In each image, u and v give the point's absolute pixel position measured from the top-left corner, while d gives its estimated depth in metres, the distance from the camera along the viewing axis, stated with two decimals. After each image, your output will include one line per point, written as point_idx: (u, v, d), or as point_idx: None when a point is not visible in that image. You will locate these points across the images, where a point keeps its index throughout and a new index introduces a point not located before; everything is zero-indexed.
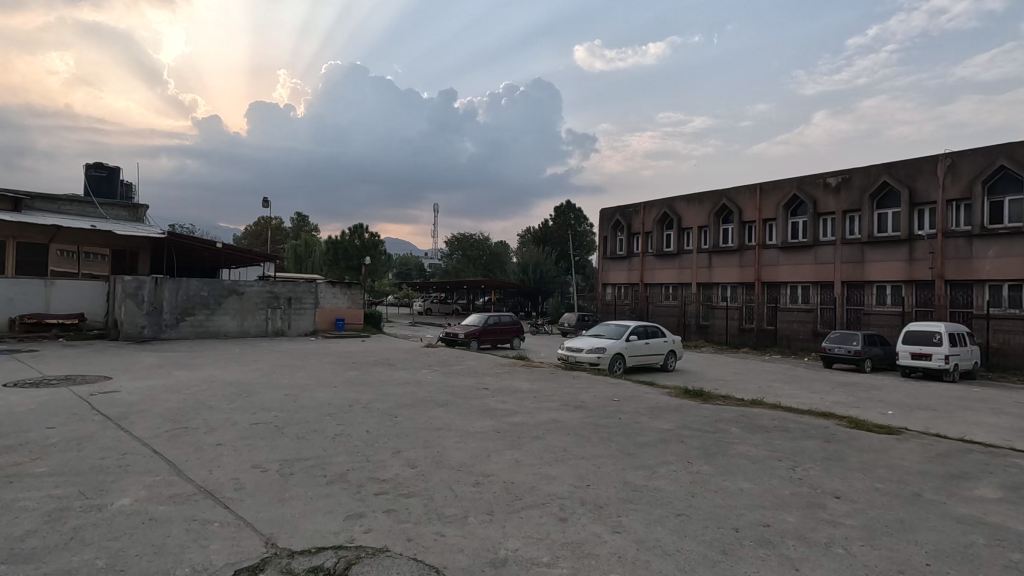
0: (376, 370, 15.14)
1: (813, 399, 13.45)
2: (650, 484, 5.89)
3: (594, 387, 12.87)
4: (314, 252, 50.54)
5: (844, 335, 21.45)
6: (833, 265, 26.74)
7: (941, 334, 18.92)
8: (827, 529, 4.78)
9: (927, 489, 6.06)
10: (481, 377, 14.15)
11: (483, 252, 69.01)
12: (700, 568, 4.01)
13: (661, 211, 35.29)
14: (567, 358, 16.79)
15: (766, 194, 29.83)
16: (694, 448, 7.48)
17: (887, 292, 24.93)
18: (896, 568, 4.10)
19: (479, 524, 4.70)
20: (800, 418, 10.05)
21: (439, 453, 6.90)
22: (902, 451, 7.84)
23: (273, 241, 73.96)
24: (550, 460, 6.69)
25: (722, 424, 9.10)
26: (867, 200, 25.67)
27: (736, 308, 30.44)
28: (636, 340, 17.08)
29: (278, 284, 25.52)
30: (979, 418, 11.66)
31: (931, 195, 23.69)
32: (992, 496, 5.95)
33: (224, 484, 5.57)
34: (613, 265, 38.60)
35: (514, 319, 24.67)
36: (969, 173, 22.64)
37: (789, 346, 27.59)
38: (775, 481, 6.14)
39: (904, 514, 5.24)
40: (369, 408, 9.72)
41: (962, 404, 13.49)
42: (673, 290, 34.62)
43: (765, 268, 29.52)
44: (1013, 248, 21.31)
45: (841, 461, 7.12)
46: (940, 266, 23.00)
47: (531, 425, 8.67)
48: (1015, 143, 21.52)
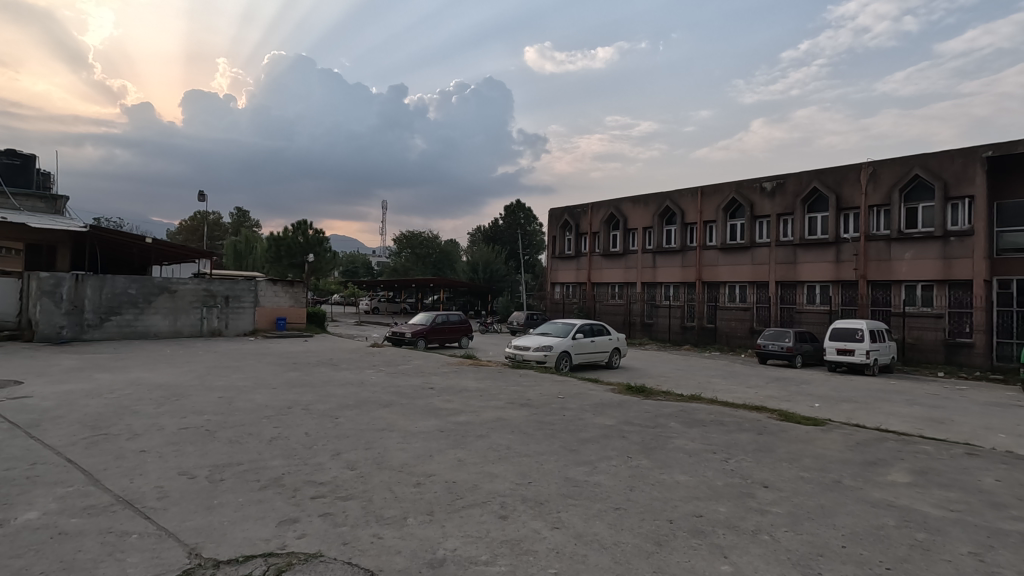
0: (319, 370, 14.71)
1: (747, 394, 14.08)
2: (590, 479, 6.00)
3: (541, 385, 12.99)
4: (256, 248, 48.73)
5: (777, 333, 22.53)
6: (768, 265, 28.07)
7: (863, 330, 20.22)
8: (755, 517, 5.00)
9: (846, 476, 6.46)
10: (427, 376, 14.00)
11: (432, 251, 68.24)
12: (635, 560, 4.10)
13: (608, 212, 36.08)
14: (514, 357, 16.87)
15: (707, 197, 30.97)
16: (634, 443, 7.67)
17: (816, 291, 26.41)
18: (815, 551, 4.34)
19: (418, 525, 4.63)
20: (736, 412, 10.49)
21: (381, 454, 6.76)
22: (826, 441, 8.31)
23: (211, 237, 70.40)
24: (493, 459, 6.69)
25: (662, 419, 9.39)
26: (799, 204, 27.09)
27: (678, 307, 31.51)
28: (582, 338, 17.32)
29: (215, 282, 24.36)
30: (895, 409, 12.56)
31: (856, 201, 25.27)
32: (904, 481, 6.40)
33: (146, 493, 5.25)
34: (561, 265, 39.06)
35: (462, 318, 24.51)
36: (889, 181, 24.31)
37: (727, 343, 28.83)
38: (709, 473, 6.38)
39: (824, 501, 5.55)
40: (309, 409, 9.42)
41: (881, 397, 14.49)
42: (619, 289, 35.39)
43: (705, 268, 30.64)
44: (926, 251, 23.02)
45: (770, 451, 7.48)
46: (863, 267, 24.58)
47: (475, 424, 8.62)
48: (928, 154, 23.29)
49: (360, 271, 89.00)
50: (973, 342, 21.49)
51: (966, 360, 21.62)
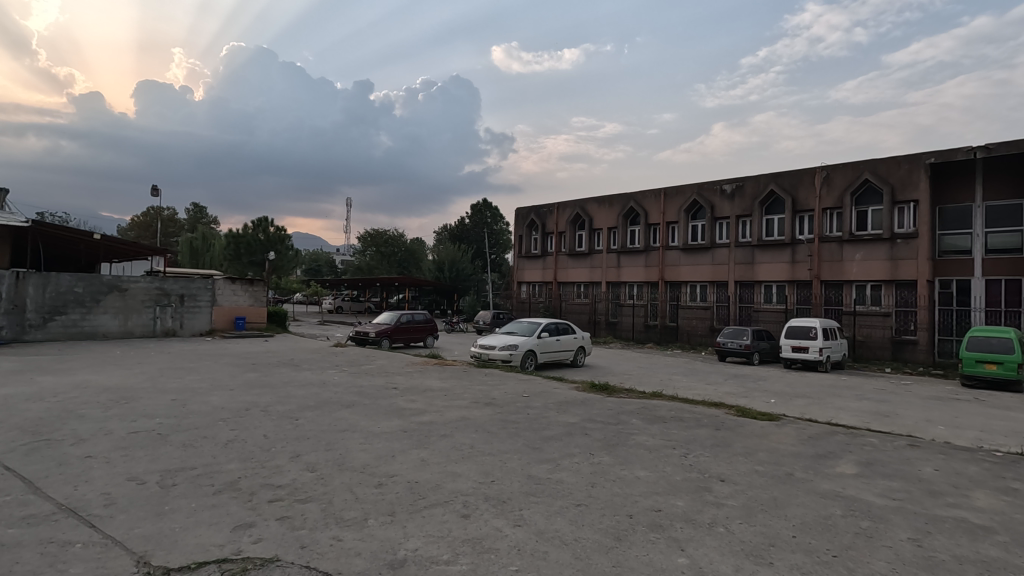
0: (279, 371, 14.35)
1: (707, 390, 14.47)
2: (553, 476, 6.05)
3: (506, 384, 13.04)
4: (213, 246, 47.19)
5: (736, 331, 23.19)
6: (727, 265, 28.85)
7: (816, 328, 21.02)
8: (711, 510, 5.15)
9: (798, 469, 6.71)
10: (391, 376, 13.85)
11: (398, 249, 67.39)
12: (595, 555, 4.17)
13: (573, 212, 36.43)
14: (480, 356, 16.85)
15: (669, 198, 31.60)
16: (596, 440, 7.77)
17: (773, 291, 27.32)
18: (767, 542, 4.49)
19: (379, 526, 4.58)
20: (695, 408, 10.76)
21: (342, 456, 6.65)
22: (780, 435, 8.62)
23: (165, 234, 67.56)
24: (456, 458, 6.66)
25: (624, 416, 9.56)
26: (757, 206, 27.93)
27: (642, 306, 32.09)
28: (547, 338, 17.43)
29: (168, 280, 23.48)
30: (844, 403, 13.12)
31: (810, 204, 26.23)
32: (850, 472, 6.70)
33: (92, 500, 5.03)
34: (528, 264, 39.17)
35: (428, 317, 24.33)
36: (841, 184, 25.31)
37: (689, 341, 29.56)
38: (668, 468, 6.53)
39: (777, 493, 5.75)
40: (268, 411, 9.18)
41: (832, 392, 15.11)
42: (584, 289, 35.74)
43: (668, 268, 31.24)
44: (875, 253, 24.09)
45: (727, 446, 7.70)
46: (817, 267, 25.54)
47: (439, 424, 8.58)
48: (876, 159, 24.37)
49: (323, 270, 87.17)
50: (917, 339, 22.63)
51: (910, 357, 22.74)
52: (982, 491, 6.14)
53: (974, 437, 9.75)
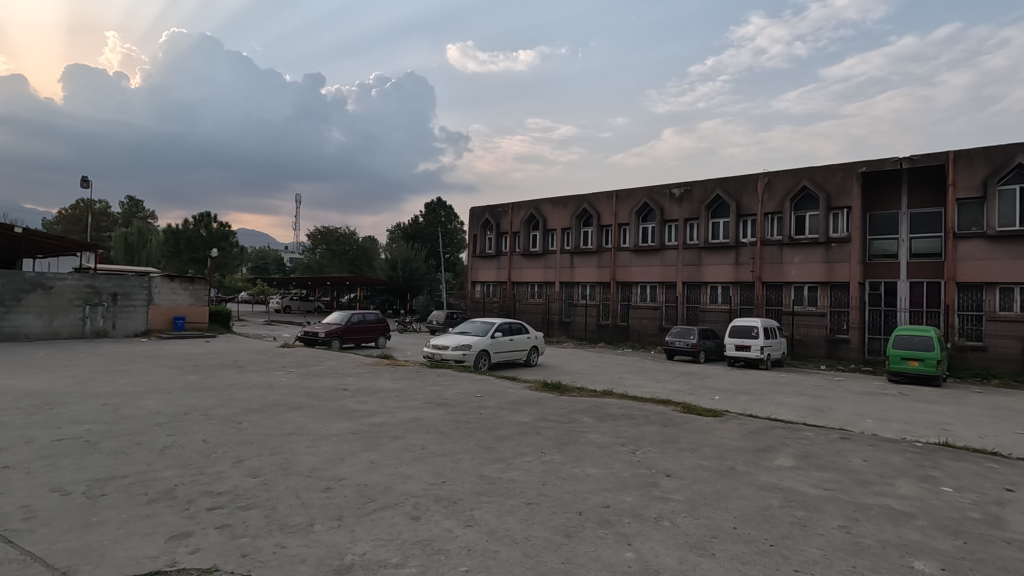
0: (222, 373, 13.76)
1: (656, 388, 14.88)
2: (504, 476, 6.06)
3: (459, 384, 12.99)
4: (150, 242, 44.78)
5: (683, 330, 23.92)
6: (676, 266, 29.72)
7: (758, 328, 21.96)
8: (657, 505, 5.29)
9: (740, 462, 6.99)
10: (341, 378, 13.53)
11: (349, 247, 65.91)
12: (544, 552, 4.20)
13: (528, 212, 36.64)
14: (432, 356, 16.70)
15: (621, 201, 32.29)
16: (548, 438, 7.85)
17: (718, 291, 28.34)
18: (710, 534, 4.65)
19: (326, 531, 4.46)
20: (644, 406, 11.04)
21: (288, 460, 6.45)
22: (724, 430, 8.95)
23: (96, 228, 63.60)
24: (407, 459, 6.58)
25: (576, 414, 9.70)
26: (703, 210, 28.90)
27: (594, 306, 32.64)
28: (501, 337, 17.45)
29: (100, 278, 22.15)
30: (783, 399, 13.78)
31: (753, 208, 27.37)
32: (788, 464, 7.03)
33: (9, 514, 4.67)
34: (482, 264, 39.12)
35: (379, 317, 23.92)
36: (782, 191, 26.54)
37: (639, 340, 30.34)
38: (618, 464, 6.67)
39: (720, 486, 5.96)
40: (209, 415, 8.79)
41: (772, 389, 15.83)
42: (538, 288, 36.01)
43: (619, 269, 31.89)
44: (812, 256, 25.37)
45: (673, 442, 7.94)
46: (759, 270, 26.67)
47: (390, 425, 8.45)
48: (814, 167, 25.69)
49: (271, 268, 84.31)
50: (849, 338, 24.01)
51: (843, 354, 24.10)
52: (905, 479, 6.58)
53: (899, 429, 10.43)
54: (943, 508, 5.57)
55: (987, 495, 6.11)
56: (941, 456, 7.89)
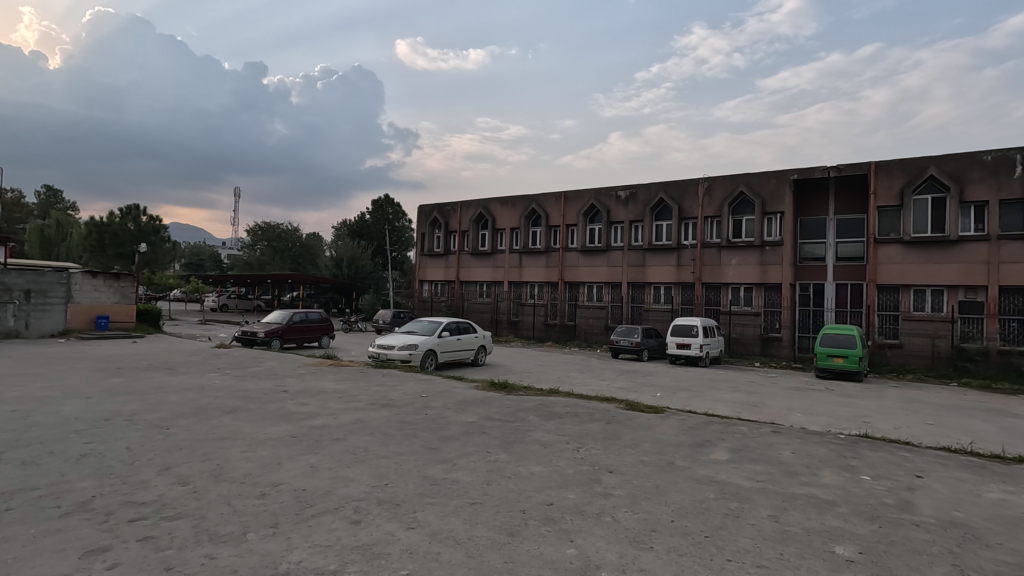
0: (149, 375, 12.96)
1: (601, 386, 15.18)
2: (449, 477, 6.00)
3: (405, 384, 12.79)
4: (70, 235, 41.63)
5: (628, 329, 24.50)
6: (621, 267, 30.41)
7: (698, 327, 22.78)
8: (599, 501, 5.38)
9: (679, 457, 7.22)
10: (281, 379, 13.03)
11: (292, 244, 63.66)
12: (487, 552, 4.19)
13: (476, 212, 36.55)
14: (378, 356, 16.37)
15: (569, 202, 32.75)
16: (494, 438, 7.85)
17: (661, 292, 29.22)
18: (649, 527, 4.78)
19: (260, 539, 4.28)
20: (589, 403, 11.24)
21: (220, 466, 6.14)
22: (664, 426, 9.24)
23: (7, 219, 58.38)
24: (348, 462, 6.41)
25: (522, 413, 9.75)
26: (648, 212, 29.72)
27: (542, 305, 32.96)
28: (448, 337, 17.31)
29: (11, 274, 20.46)
30: (720, 395, 14.38)
31: (694, 212, 28.39)
32: (723, 458, 7.33)
33: None
34: (430, 262, 38.70)
35: (323, 316, 23.23)
36: (720, 196, 27.65)
37: (586, 339, 30.90)
38: (562, 462, 6.75)
39: (660, 481, 6.14)
40: (134, 420, 8.25)
41: (710, 385, 16.50)
42: (486, 288, 36.00)
43: (567, 269, 32.33)
44: (748, 258, 26.59)
45: (616, 439, 8.11)
46: (699, 271, 27.68)
47: (332, 427, 8.21)
48: (751, 173, 26.93)
49: (206, 265, 80.38)
50: (781, 336, 25.33)
51: (775, 352, 25.40)
52: (829, 469, 7.00)
53: (824, 422, 11.09)
54: (861, 496, 5.96)
55: (900, 482, 6.60)
56: (861, 447, 8.44)
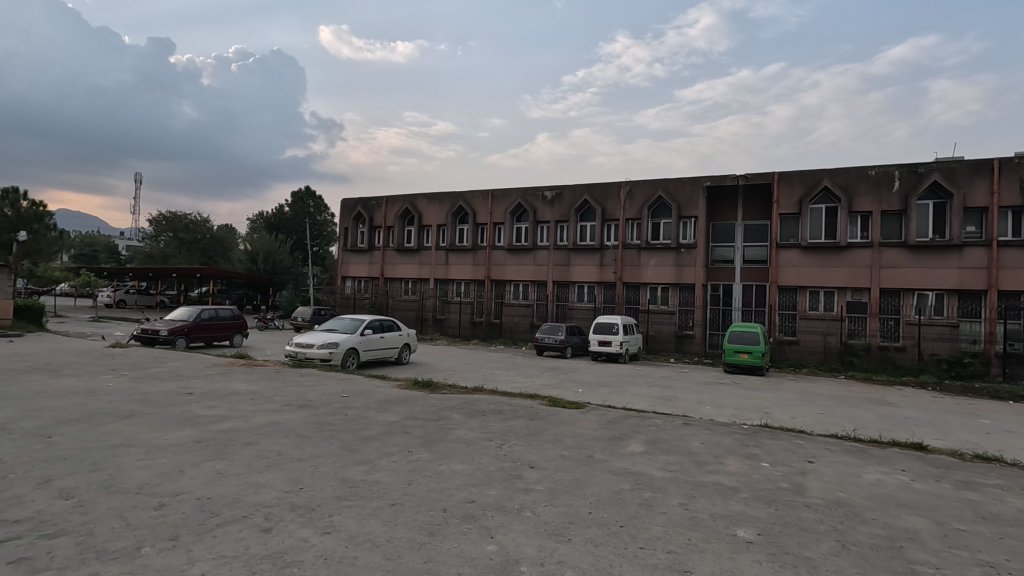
0: (29, 378, 11.65)
1: (525, 383, 15.40)
2: (368, 478, 5.85)
3: (325, 384, 12.33)
4: None
5: (552, 327, 24.98)
6: (547, 266, 30.94)
7: (618, 325, 23.65)
8: (520, 497, 5.45)
9: (597, 451, 7.46)
10: (186, 380, 12.15)
11: (202, 236, 59.53)
12: (406, 553, 4.12)
13: (402, 207, 35.84)
14: (295, 355, 15.67)
15: (496, 200, 32.88)
16: (416, 437, 7.73)
17: (584, 290, 30.05)
18: (567, 520, 4.90)
19: (157, 554, 3.96)
20: (513, 401, 11.35)
21: (113, 477, 5.62)
22: (584, 421, 9.51)
23: None
24: (260, 467, 6.08)
25: (446, 412, 9.69)
26: (573, 213, 30.45)
27: (468, 303, 32.92)
28: (371, 335, 16.86)
29: None
30: (638, 390, 15.02)
31: (616, 214, 29.42)
32: (638, 450, 7.65)
33: None
34: (353, 258, 37.52)
35: (235, 313, 21.89)
36: (641, 199, 28.84)
37: (511, 337, 31.19)
38: (484, 459, 6.76)
39: (579, 474, 6.31)
40: (7, 429, 7.36)
41: (629, 381, 17.20)
42: (411, 285, 35.40)
43: (494, 267, 32.44)
44: (665, 260, 27.93)
45: (539, 435, 8.26)
46: (620, 271, 28.75)
47: (243, 430, 7.76)
48: (669, 179, 28.28)
49: (99, 256, 73.34)
50: (694, 334, 26.85)
51: (688, 348, 26.88)
52: (733, 458, 7.49)
53: (730, 414, 11.87)
54: (760, 481, 6.44)
55: (794, 468, 7.18)
56: (762, 436, 9.11)
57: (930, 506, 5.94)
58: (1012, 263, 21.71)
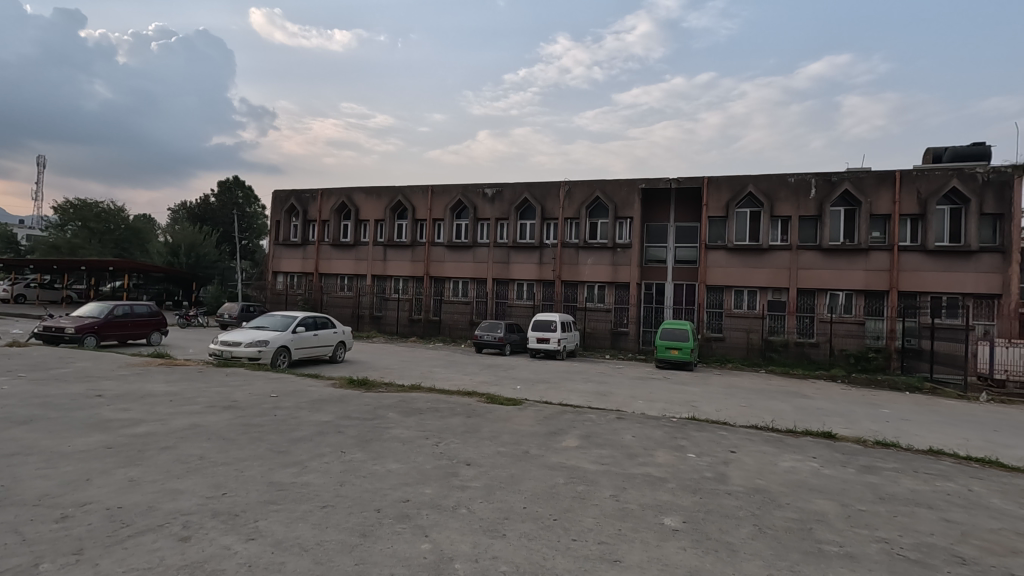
0: None
1: (463, 381, 15.35)
2: (298, 480, 5.65)
3: (253, 384, 11.79)
4: None
5: (491, 324, 25.04)
6: (487, 264, 30.97)
7: (556, 322, 24.04)
8: (456, 494, 5.43)
9: (533, 446, 7.56)
10: (95, 381, 11.24)
11: (116, 226, 55.27)
12: (337, 556, 4.01)
13: (338, 201, 34.77)
14: (221, 354, 14.86)
15: (436, 196, 32.54)
16: (349, 437, 7.54)
17: (523, 288, 30.31)
18: (502, 516, 4.94)
19: (59, 570, 3.65)
20: (450, 398, 11.29)
21: (6, 488, 5.12)
22: (521, 417, 9.61)
23: None
24: (179, 473, 5.73)
25: (381, 410, 9.52)
26: (513, 211, 30.61)
27: (406, 300, 32.41)
28: (303, 332, 16.25)
29: None
30: (574, 386, 15.35)
31: (555, 213, 29.88)
32: (573, 444, 7.82)
33: None
34: (285, 253, 36.03)
35: (153, 309, 20.49)
36: (579, 199, 29.42)
37: (450, 334, 31.03)
38: (420, 458, 6.69)
39: (514, 470, 6.38)
40: None
41: (565, 377, 17.54)
42: (348, 281, 34.42)
43: (433, 264, 32.11)
44: (602, 259, 28.65)
45: (476, 432, 8.27)
46: (558, 269, 29.21)
47: (160, 434, 7.28)
48: (606, 180, 29.00)
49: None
50: (628, 331, 27.71)
51: (623, 345, 27.73)
52: (662, 450, 7.81)
53: (660, 408, 12.36)
54: (687, 471, 6.75)
55: (718, 458, 7.58)
56: (689, 428, 9.55)
57: (836, 490, 6.44)
58: (911, 266, 23.85)
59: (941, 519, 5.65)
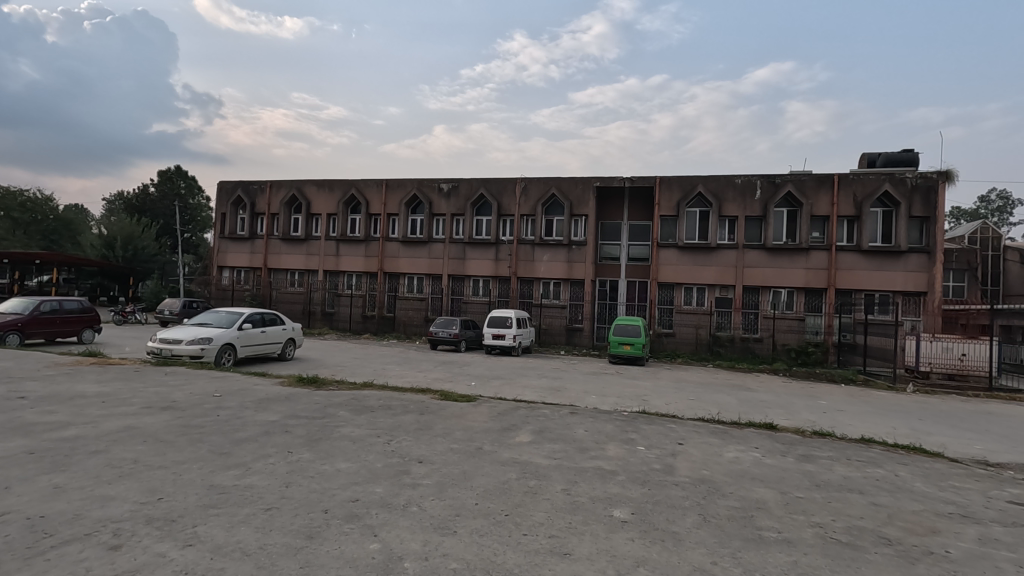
0: None
1: (417, 378, 15.18)
2: (241, 482, 5.44)
3: (195, 383, 11.26)
4: None
5: (446, 321, 24.82)
6: (442, 259, 30.72)
7: (512, 319, 24.08)
8: (406, 492, 5.36)
9: (486, 442, 7.55)
10: (17, 383, 10.46)
11: (43, 216, 51.61)
12: (281, 560, 3.88)
13: (288, 193, 33.64)
14: (160, 352, 14.14)
15: (390, 190, 31.98)
16: (297, 436, 7.33)
17: (479, 284, 30.24)
18: (453, 513, 4.90)
19: None
20: (404, 395, 11.13)
21: None
22: (475, 414, 9.59)
23: None
24: (110, 478, 5.40)
25: (331, 409, 9.29)
26: (468, 207, 30.44)
27: (359, 296, 31.72)
28: (250, 329, 15.67)
29: None
30: (528, 382, 15.44)
31: (512, 210, 29.94)
32: (526, 439, 7.86)
33: None
34: (232, 246, 34.62)
35: (85, 305, 19.28)
36: (535, 196, 29.58)
37: (404, 331, 30.65)
38: (370, 456, 6.56)
39: (467, 466, 6.35)
40: None
41: (520, 373, 17.60)
42: (299, 276, 33.44)
43: (387, 259, 31.60)
44: (557, 256, 28.91)
45: (428, 429, 8.18)
46: (514, 266, 29.28)
47: (89, 438, 6.85)
48: (562, 178, 29.26)
49: None
50: (582, 327, 28.09)
51: (577, 341, 28.07)
52: (613, 443, 7.96)
53: (613, 402, 12.59)
54: (636, 463, 6.90)
55: (666, 450, 7.79)
56: (639, 422, 9.77)
57: (776, 478, 6.74)
58: (846, 265, 25.22)
59: (870, 503, 6.00)
